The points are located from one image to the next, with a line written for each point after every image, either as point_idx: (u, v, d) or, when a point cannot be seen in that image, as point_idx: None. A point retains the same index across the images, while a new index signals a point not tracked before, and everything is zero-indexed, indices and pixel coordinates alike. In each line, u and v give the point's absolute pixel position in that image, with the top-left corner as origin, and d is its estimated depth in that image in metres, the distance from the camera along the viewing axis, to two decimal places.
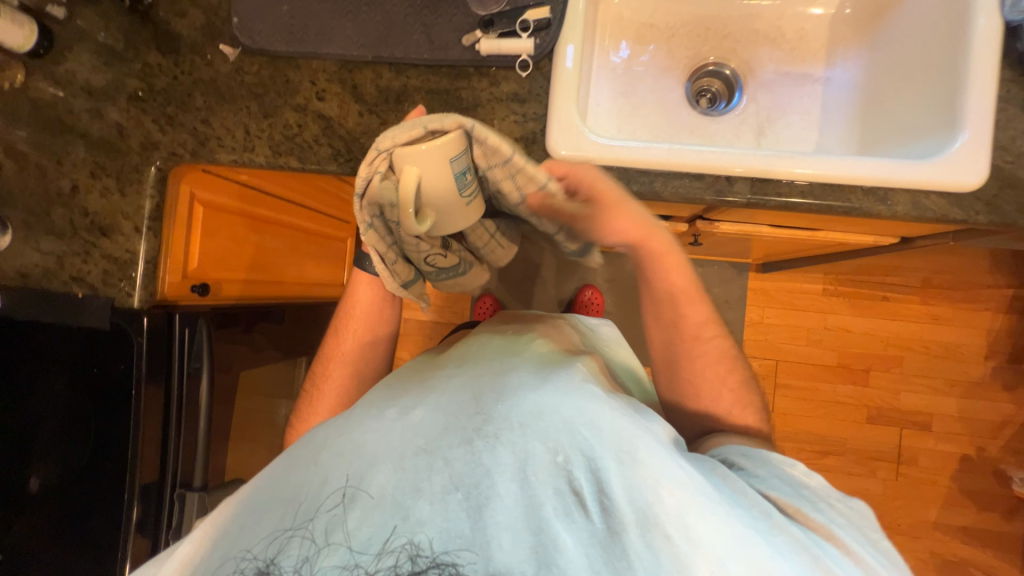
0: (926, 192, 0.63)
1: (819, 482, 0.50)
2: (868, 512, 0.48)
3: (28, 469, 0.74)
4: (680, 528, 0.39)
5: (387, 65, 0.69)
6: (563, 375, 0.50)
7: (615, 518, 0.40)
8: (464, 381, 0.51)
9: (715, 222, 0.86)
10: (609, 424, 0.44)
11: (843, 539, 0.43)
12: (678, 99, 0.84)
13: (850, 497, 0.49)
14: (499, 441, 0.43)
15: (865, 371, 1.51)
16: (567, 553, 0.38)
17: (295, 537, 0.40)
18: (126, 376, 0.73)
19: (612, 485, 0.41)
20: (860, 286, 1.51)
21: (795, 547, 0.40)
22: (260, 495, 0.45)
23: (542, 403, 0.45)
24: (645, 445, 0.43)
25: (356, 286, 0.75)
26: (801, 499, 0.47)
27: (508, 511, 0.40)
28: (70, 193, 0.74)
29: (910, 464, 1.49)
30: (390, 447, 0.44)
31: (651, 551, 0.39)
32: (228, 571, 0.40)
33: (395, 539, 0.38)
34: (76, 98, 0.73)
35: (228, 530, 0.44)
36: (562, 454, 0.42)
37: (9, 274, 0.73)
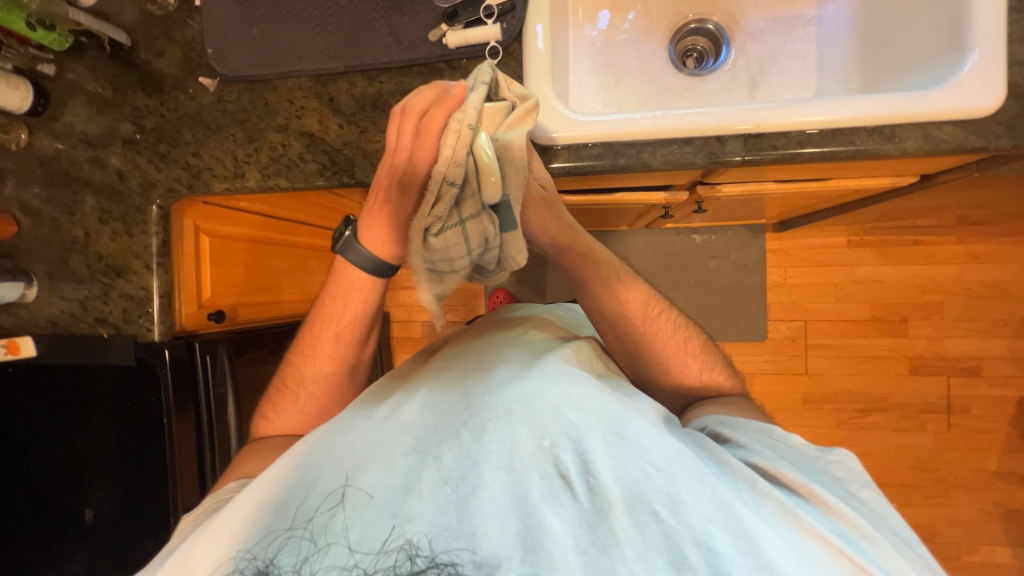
0: (938, 122, 0.58)
1: (800, 442, 0.56)
2: (854, 467, 0.53)
3: (84, 501, 0.80)
4: (664, 502, 0.44)
5: (359, 73, 0.69)
6: (549, 363, 0.53)
7: (601, 497, 0.44)
8: (455, 375, 0.56)
9: (716, 185, 0.83)
10: (593, 407, 0.49)
11: (824, 496, 0.47)
12: (662, 63, 0.81)
13: (829, 452, 0.55)
14: (487, 431, 0.47)
15: (902, 321, 1.43)
16: (556, 534, 0.42)
17: (295, 536, 0.44)
18: (158, 407, 0.77)
19: (598, 465, 0.45)
20: (888, 233, 1.43)
21: (778, 510, 0.45)
22: (254, 504, 0.48)
23: (529, 393, 0.49)
24: (632, 424, 0.48)
25: (349, 282, 0.62)
26: (781, 463, 0.51)
27: (494, 499, 0.43)
28: (83, 240, 0.77)
29: (962, 414, 1.41)
30: (383, 446, 0.48)
31: (638, 528, 0.43)
32: (230, 569, 0.44)
33: (392, 540, 0.42)
34: (77, 149, 0.77)
35: (222, 530, 0.47)
36: (548, 439, 0.46)
37: (41, 323, 0.78)
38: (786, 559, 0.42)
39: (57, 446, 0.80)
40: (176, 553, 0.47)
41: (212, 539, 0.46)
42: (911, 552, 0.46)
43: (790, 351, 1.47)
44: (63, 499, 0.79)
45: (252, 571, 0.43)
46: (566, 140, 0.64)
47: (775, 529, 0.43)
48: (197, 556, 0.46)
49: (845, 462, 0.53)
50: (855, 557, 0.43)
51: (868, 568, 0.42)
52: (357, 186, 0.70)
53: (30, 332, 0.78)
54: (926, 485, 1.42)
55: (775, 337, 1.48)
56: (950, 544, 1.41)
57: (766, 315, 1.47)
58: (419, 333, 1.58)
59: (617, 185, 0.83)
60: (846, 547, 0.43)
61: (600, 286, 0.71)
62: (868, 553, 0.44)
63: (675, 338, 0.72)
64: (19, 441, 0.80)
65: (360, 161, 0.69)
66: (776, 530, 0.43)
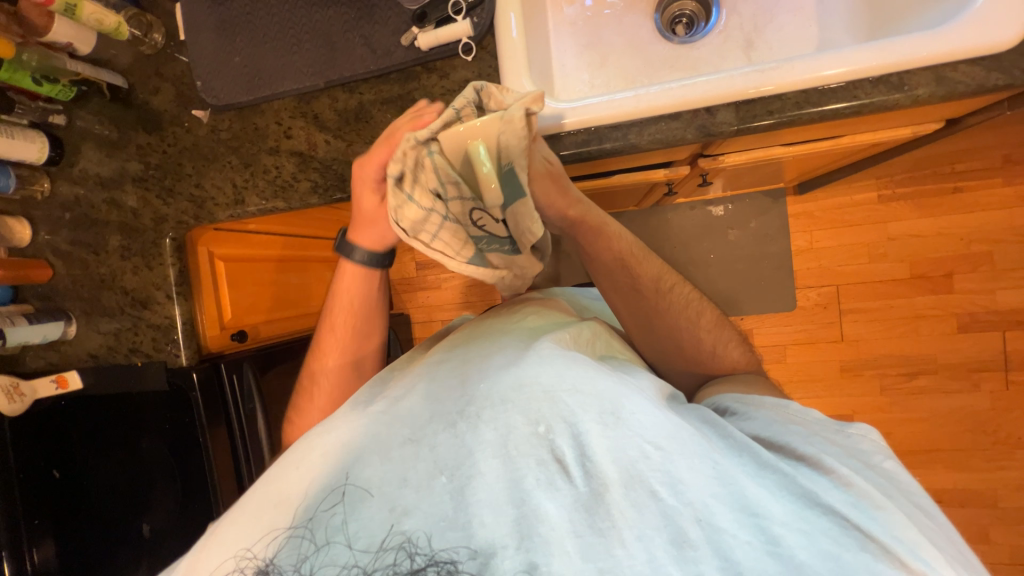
0: (952, 63, 0.53)
1: (819, 417, 0.54)
2: (878, 440, 0.50)
3: (140, 517, 0.86)
4: (663, 481, 0.42)
5: (340, 87, 0.69)
6: (545, 346, 0.52)
7: (597, 479, 0.42)
8: (452, 368, 0.54)
9: (718, 156, 0.78)
10: (592, 386, 0.46)
11: (833, 466, 0.45)
12: (649, 34, 0.77)
13: (849, 425, 0.52)
14: (481, 421, 0.46)
15: (946, 276, 1.33)
16: (549, 520, 0.41)
17: (296, 536, 0.44)
18: (193, 428, 0.83)
19: (594, 447, 0.43)
20: (923, 182, 1.32)
21: (781, 482, 0.43)
22: (252, 497, 0.49)
23: (523, 376, 0.48)
24: (629, 403, 0.46)
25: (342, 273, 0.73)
26: (794, 436, 0.49)
27: (488, 489, 0.43)
28: (109, 277, 0.82)
29: (1022, 369, 1.31)
30: (379, 439, 0.48)
31: (635, 508, 0.41)
32: (230, 567, 0.44)
33: (392, 537, 0.42)
34: (93, 192, 0.81)
35: (224, 530, 0.47)
36: (543, 425, 0.45)
37: (83, 357, 0.84)
38: (790, 534, 0.39)
39: (112, 467, 0.87)
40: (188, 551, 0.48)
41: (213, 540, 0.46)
42: (929, 521, 0.43)
43: (823, 318, 1.40)
44: (123, 515, 0.87)
45: (252, 570, 0.44)
46: (555, 129, 0.62)
47: (781, 500, 0.42)
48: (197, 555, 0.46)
49: (867, 435, 0.50)
50: (863, 528, 0.40)
51: (876, 537, 0.40)
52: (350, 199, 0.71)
53: (76, 366, 0.84)
54: (984, 448, 1.33)
55: (805, 305, 1.41)
56: (1014, 508, 1.33)
57: (794, 283, 1.40)
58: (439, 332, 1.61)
59: (613, 169, 0.80)
60: (858, 518, 0.41)
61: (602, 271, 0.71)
62: (886, 521, 0.41)
63: (683, 321, 0.71)
64: (79, 465, 0.87)
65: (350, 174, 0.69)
66: (778, 501, 0.41)
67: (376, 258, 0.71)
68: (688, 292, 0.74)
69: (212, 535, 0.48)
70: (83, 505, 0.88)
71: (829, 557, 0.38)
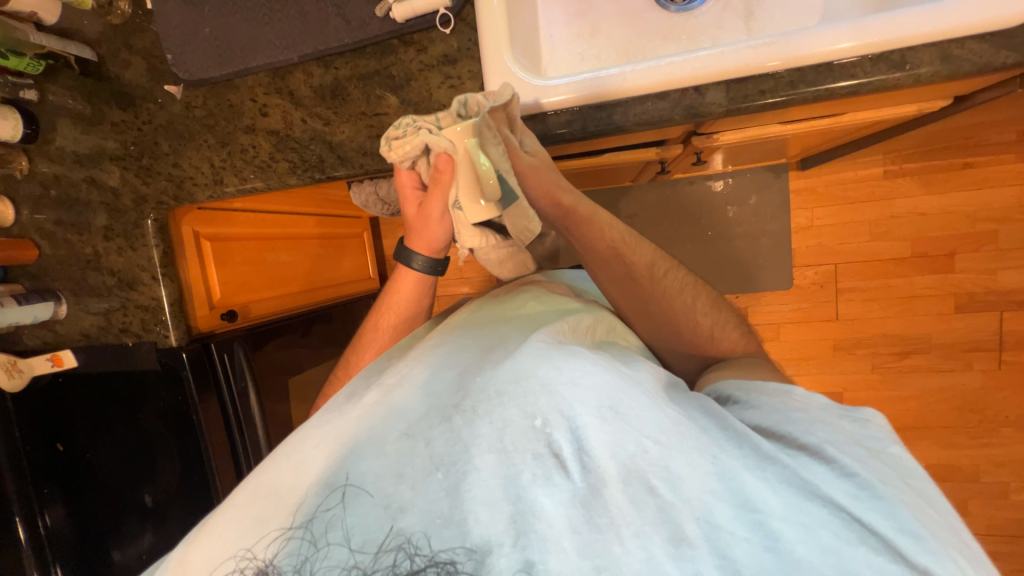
0: (959, 40, 0.49)
1: (822, 402, 0.51)
2: (880, 428, 0.48)
3: (142, 489, 0.90)
4: (662, 477, 0.41)
5: (314, 61, 0.66)
6: (539, 342, 0.51)
7: (595, 474, 0.41)
8: (449, 359, 0.55)
9: (714, 134, 0.75)
10: (589, 378, 0.45)
11: (834, 455, 0.44)
12: (644, 2, 0.72)
13: (854, 410, 0.50)
14: (476, 414, 0.45)
15: (948, 255, 1.30)
16: (545, 517, 0.39)
17: (294, 537, 0.42)
18: (185, 405, 0.85)
19: (593, 442, 0.42)
20: (933, 158, 1.27)
21: (781, 475, 0.42)
22: (247, 494, 0.47)
23: (519, 370, 0.46)
24: (628, 398, 0.44)
25: (400, 277, 0.76)
26: (796, 424, 0.47)
27: (484, 484, 0.41)
28: (95, 257, 0.82)
29: (1016, 350, 1.30)
30: (376, 434, 0.46)
31: (633, 504, 0.40)
32: (229, 568, 0.42)
33: (391, 539, 0.40)
34: (72, 170, 0.79)
35: (216, 528, 0.45)
36: (540, 418, 0.43)
37: (76, 337, 0.85)
38: (789, 529, 0.38)
39: (111, 441, 0.90)
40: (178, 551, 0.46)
41: (205, 539, 0.44)
42: (928, 509, 0.41)
43: (818, 297, 1.39)
44: (125, 487, 0.90)
45: (252, 571, 0.42)
46: (534, 109, 0.60)
47: (779, 493, 0.41)
48: (186, 555, 0.44)
49: (870, 422, 0.49)
50: (863, 520, 0.40)
51: (877, 530, 0.39)
52: (329, 182, 0.69)
53: (70, 345, 0.86)
54: (970, 426, 1.35)
55: (801, 284, 1.39)
56: (995, 483, 1.36)
57: (791, 262, 1.38)
58: (435, 308, 1.62)
59: (603, 148, 0.77)
60: (856, 510, 0.40)
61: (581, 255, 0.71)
62: (891, 511, 0.40)
63: (667, 306, 0.71)
64: (80, 441, 0.90)
65: (328, 155, 0.67)
66: (777, 495, 0.40)
67: (435, 267, 0.75)
68: (683, 278, 0.73)
69: (206, 526, 0.46)
70: (87, 477, 0.92)
71: (828, 552, 0.38)
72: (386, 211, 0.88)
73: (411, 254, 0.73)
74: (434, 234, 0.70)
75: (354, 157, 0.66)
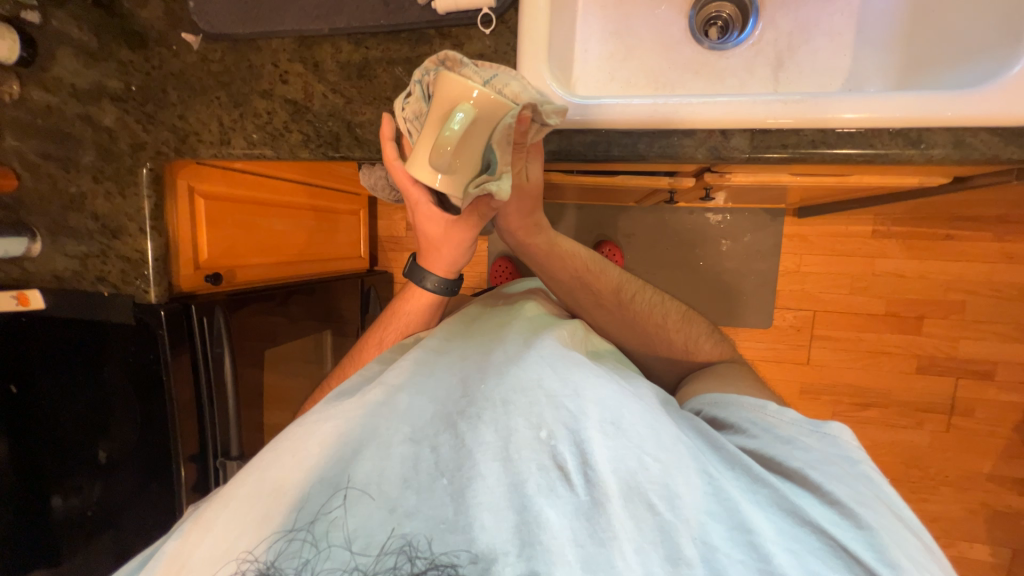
0: (974, 129, 0.51)
1: (793, 417, 0.53)
2: (849, 442, 0.49)
3: (97, 443, 0.86)
4: (662, 495, 0.42)
5: (345, 37, 0.65)
6: (543, 349, 0.53)
7: (599, 488, 0.42)
8: (450, 361, 0.55)
9: (726, 174, 0.77)
10: (593, 392, 0.47)
11: (820, 483, 0.45)
12: (680, 34, 0.73)
13: (822, 425, 0.51)
14: (482, 420, 0.46)
15: (918, 318, 1.37)
16: (551, 528, 0.40)
17: (296, 539, 0.41)
18: (156, 365, 0.81)
19: (596, 455, 0.43)
20: (918, 225, 1.33)
21: (774, 498, 0.43)
22: (240, 492, 0.45)
23: (524, 379, 0.48)
24: (629, 413, 0.46)
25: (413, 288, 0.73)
26: (776, 446, 0.49)
27: (490, 491, 0.42)
28: (79, 198, 0.78)
29: (964, 416, 1.38)
30: (377, 432, 0.46)
31: (635, 521, 0.41)
32: (230, 570, 0.41)
33: (392, 541, 0.40)
34: (68, 104, 0.75)
35: (209, 528, 0.43)
36: (545, 429, 0.45)
37: (47, 277, 0.81)
38: (782, 554, 0.40)
39: (68, 390, 0.86)
40: (165, 549, 0.44)
41: (201, 535, 0.43)
42: (907, 535, 0.42)
43: (794, 339, 1.44)
44: (78, 438, 0.87)
45: (252, 573, 0.40)
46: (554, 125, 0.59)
47: (768, 516, 0.42)
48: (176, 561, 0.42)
49: (841, 436, 0.49)
50: (848, 547, 0.40)
51: (864, 560, 0.40)
52: (341, 161, 0.67)
53: (39, 285, 0.82)
54: (913, 481, 1.43)
55: (780, 325, 1.44)
56: None
57: (774, 302, 1.43)
58: None
59: (618, 169, 0.77)
60: (842, 536, 0.41)
61: (574, 274, 0.71)
62: (874, 541, 0.41)
63: (656, 334, 0.72)
64: (36, 385, 0.86)
65: (345, 134, 0.66)
66: (768, 520, 0.42)
67: (446, 288, 0.72)
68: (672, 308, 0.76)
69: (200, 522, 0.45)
70: (39, 423, 0.87)
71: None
72: (392, 195, 0.85)
73: (421, 271, 0.72)
74: (453, 254, 0.68)
75: (371, 141, 0.65)
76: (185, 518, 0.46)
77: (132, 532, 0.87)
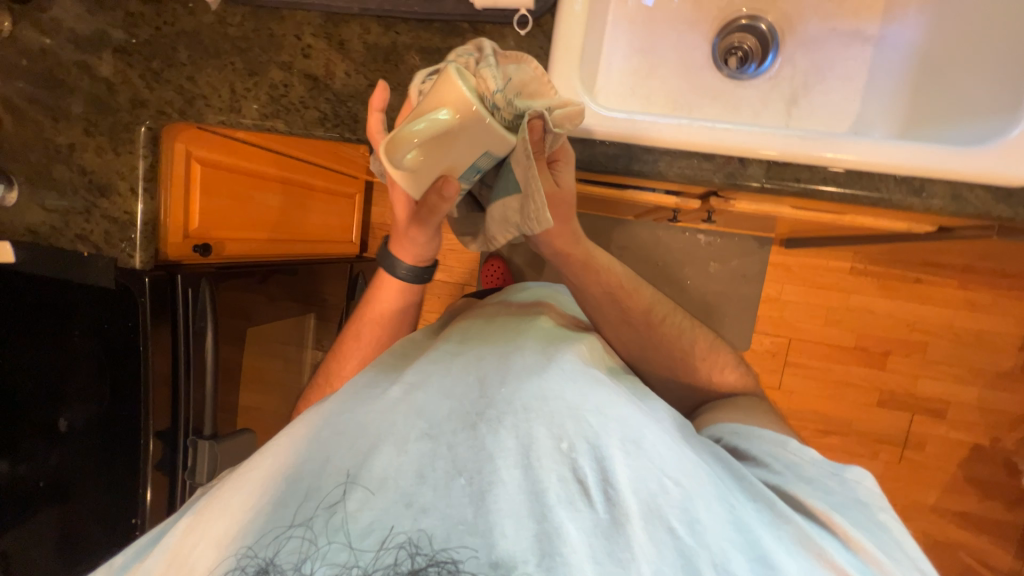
0: (970, 185, 0.55)
1: (815, 457, 0.55)
2: (871, 488, 0.52)
3: (59, 410, 0.82)
4: (682, 519, 0.43)
5: (375, 19, 0.64)
6: (565, 363, 0.54)
7: (619, 509, 0.43)
8: (469, 361, 0.55)
9: (731, 200, 0.79)
10: (615, 412, 0.49)
11: (841, 525, 0.47)
12: (702, 59, 0.75)
13: (844, 468, 0.54)
14: (503, 426, 0.46)
15: (883, 354, 1.45)
16: (570, 540, 0.41)
17: (294, 536, 0.42)
18: (134, 334, 0.78)
19: (618, 475, 0.44)
20: (892, 266, 1.41)
21: (795, 534, 0.45)
22: (259, 477, 0.48)
23: (548, 390, 0.49)
24: (649, 436, 0.48)
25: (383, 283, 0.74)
26: (798, 484, 0.52)
27: (510, 499, 0.42)
28: (67, 150, 0.73)
29: (916, 449, 1.47)
30: (398, 429, 0.47)
31: (654, 542, 0.42)
32: (232, 565, 0.43)
33: (391, 539, 0.41)
34: (65, 50, 0.71)
35: (217, 523, 0.46)
36: (567, 441, 0.45)
37: (21, 231, 0.76)
38: None
39: (32, 351, 0.81)
40: (177, 525, 0.48)
41: (210, 523, 0.46)
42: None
43: (768, 364, 1.50)
44: (38, 403, 0.82)
45: (251, 569, 0.42)
46: (580, 133, 0.60)
47: (790, 555, 0.43)
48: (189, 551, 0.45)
49: (862, 482, 0.52)
50: None
51: None
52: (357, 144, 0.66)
53: (11, 238, 0.76)
54: None
55: (756, 349, 1.49)
56: None
57: (753, 326, 1.48)
58: None
59: (630, 184, 0.79)
60: None
61: (604, 288, 0.72)
62: None
63: (653, 348, 0.74)
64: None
65: (364, 117, 0.64)
66: (792, 556, 0.43)
67: (417, 275, 0.72)
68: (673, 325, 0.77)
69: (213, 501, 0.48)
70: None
71: None
72: None
73: (393, 258, 0.71)
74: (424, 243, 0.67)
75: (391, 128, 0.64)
76: (194, 505, 0.49)
77: (86, 507, 0.82)
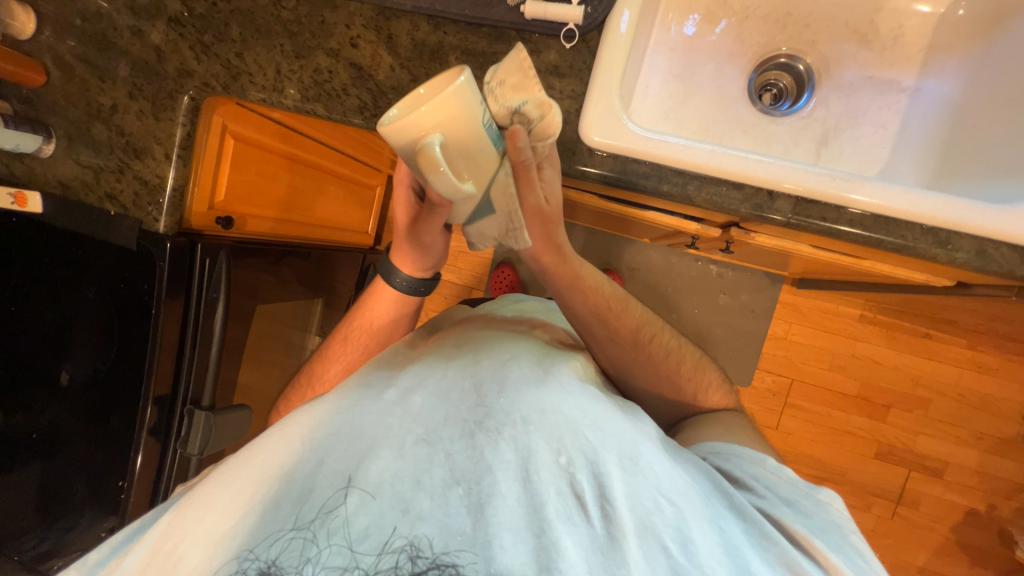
0: (997, 242, 0.56)
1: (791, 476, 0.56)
2: (844, 511, 0.53)
3: (63, 363, 0.82)
4: (674, 537, 0.43)
5: (426, 17, 0.65)
6: (561, 373, 0.54)
7: (615, 525, 0.43)
8: (463, 366, 0.54)
9: (751, 232, 0.80)
10: (611, 427, 0.48)
11: (821, 550, 0.47)
12: (737, 91, 0.77)
13: (818, 489, 0.54)
14: (501, 437, 0.46)
15: (885, 407, 1.43)
16: (568, 556, 0.41)
17: (297, 538, 0.42)
18: (148, 296, 0.78)
19: (615, 492, 0.44)
20: (903, 319, 1.40)
21: (778, 556, 0.45)
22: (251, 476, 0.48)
23: (546, 403, 0.49)
24: (646, 451, 0.48)
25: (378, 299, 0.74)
26: (783, 509, 0.51)
27: (508, 511, 0.42)
28: (109, 110, 0.75)
29: (910, 507, 1.44)
30: (393, 433, 0.47)
31: (648, 561, 0.41)
32: (230, 569, 0.42)
33: (394, 540, 0.41)
34: (121, 14, 0.73)
35: (216, 515, 0.46)
36: (565, 456, 0.45)
37: (52, 183, 0.77)
38: None
39: (50, 301, 0.83)
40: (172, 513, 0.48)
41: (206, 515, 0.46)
42: None
43: (768, 403, 1.48)
44: (45, 354, 0.83)
45: (252, 572, 0.41)
46: (615, 149, 0.60)
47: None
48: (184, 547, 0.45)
49: (835, 504, 0.53)
50: None
51: None
52: None
53: (40, 188, 0.78)
54: None
55: (758, 386, 1.48)
56: None
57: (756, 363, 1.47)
58: None
59: (653, 205, 0.79)
60: None
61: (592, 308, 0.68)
62: None
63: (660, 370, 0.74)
64: (12, 290, 0.82)
65: None
66: None
67: (417, 287, 0.72)
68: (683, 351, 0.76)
69: (199, 497, 0.48)
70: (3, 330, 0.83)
71: None
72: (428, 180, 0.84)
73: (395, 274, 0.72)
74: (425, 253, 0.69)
75: None
76: (183, 498, 0.50)
77: (73, 463, 0.81)
